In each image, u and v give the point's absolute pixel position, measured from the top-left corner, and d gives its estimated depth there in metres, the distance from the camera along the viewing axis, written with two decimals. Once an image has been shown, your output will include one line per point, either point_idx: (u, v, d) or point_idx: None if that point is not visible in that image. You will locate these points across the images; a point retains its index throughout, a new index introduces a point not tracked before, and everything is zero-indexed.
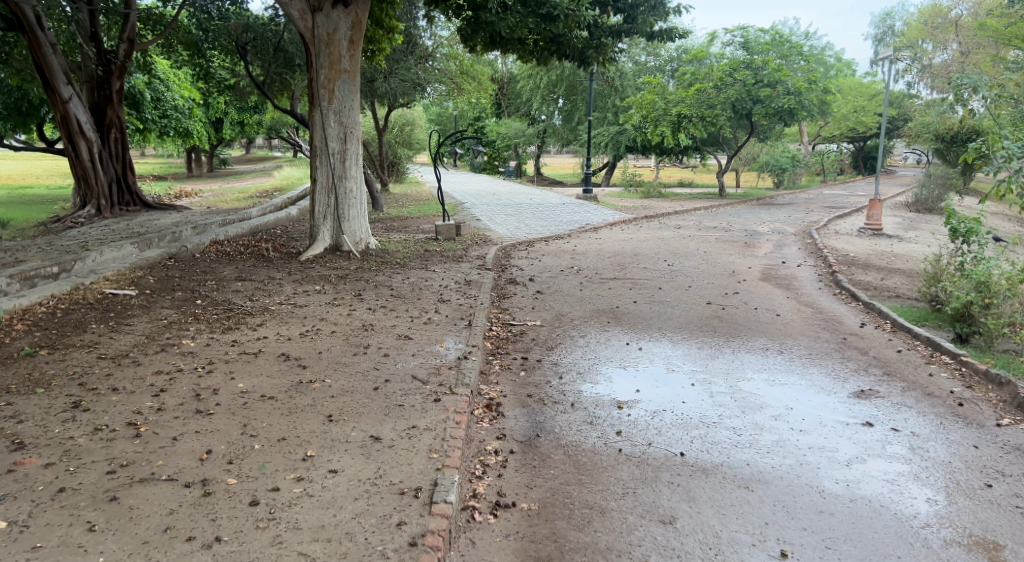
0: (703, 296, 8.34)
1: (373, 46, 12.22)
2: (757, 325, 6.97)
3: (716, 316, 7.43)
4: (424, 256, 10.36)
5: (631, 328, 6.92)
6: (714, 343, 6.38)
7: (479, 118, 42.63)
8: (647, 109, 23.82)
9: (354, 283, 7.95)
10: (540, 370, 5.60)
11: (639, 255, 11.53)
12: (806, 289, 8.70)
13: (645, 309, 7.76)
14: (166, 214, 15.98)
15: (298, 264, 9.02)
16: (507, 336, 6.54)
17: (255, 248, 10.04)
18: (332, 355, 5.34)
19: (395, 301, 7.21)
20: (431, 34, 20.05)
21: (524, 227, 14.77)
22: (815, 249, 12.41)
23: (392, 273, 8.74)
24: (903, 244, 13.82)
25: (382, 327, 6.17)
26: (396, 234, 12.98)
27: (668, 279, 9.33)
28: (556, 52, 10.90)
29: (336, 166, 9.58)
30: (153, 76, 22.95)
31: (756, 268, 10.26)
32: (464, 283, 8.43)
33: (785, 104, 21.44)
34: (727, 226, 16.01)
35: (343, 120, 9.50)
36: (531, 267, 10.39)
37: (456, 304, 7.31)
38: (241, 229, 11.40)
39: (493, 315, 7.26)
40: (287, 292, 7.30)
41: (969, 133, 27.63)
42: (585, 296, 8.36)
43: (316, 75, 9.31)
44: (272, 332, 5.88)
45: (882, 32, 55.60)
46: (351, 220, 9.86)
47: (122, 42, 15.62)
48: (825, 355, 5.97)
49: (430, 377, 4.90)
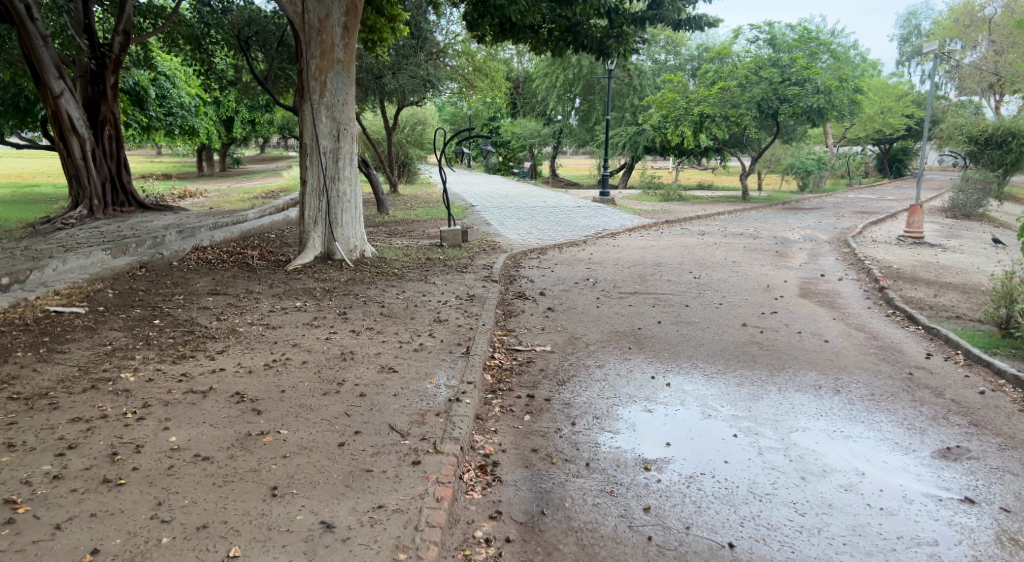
0: (738, 316, 7.34)
1: (375, 36, 11.30)
2: (803, 355, 5.98)
3: (755, 342, 6.44)
4: (425, 265, 9.44)
5: (656, 357, 5.96)
6: (756, 379, 5.38)
7: (494, 118, 41.73)
8: (668, 109, 22.85)
9: (341, 298, 7.05)
10: (549, 414, 4.65)
11: (662, 265, 10.55)
12: (853, 308, 7.69)
13: (670, 331, 6.78)
14: (161, 215, 15.17)
15: (283, 274, 8.13)
16: (510, 366, 5.60)
17: (241, 255, 9.17)
18: (298, 394, 4.43)
19: (386, 321, 6.29)
20: (444, 30, 19.15)
21: (537, 232, 13.83)
22: (854, 259, 11.39)
23: (388, 286, 7.86)
24: (948, 255, 12.73)
25: (364, 356, 5.26)
26: (399, 239, 12.08)
27: (696, 295, 8.35)
28: (572, 44, 10.02)
29: (328, 165, 8.69)
30: (159, 73, 22.16)
31: (792, 282, 9.26)
32: (466, 299, 7.51)
33: (815, 103, 20.29)
34: (754, 232, 14.97)
35: (336, 116, 8.62)
36: (543, 278, 9.46)
37: (454, 325, 6.37)
38: (231, 234, 10.56)
39: (496, 338, 6.32)
40: (263, 310, 6.41)
41: (1005, 135, 26.40)
42: (603, 315, 7.39)
43: (307, 66, 8.44)
44: (232, 361, 4.98)
45: (908, 31, 53.97)
46: (344, 227, 8.95)
47: (116, 35, 14.83)
48: (891, 395, 4.97)
49: (411, 427, 3.97)
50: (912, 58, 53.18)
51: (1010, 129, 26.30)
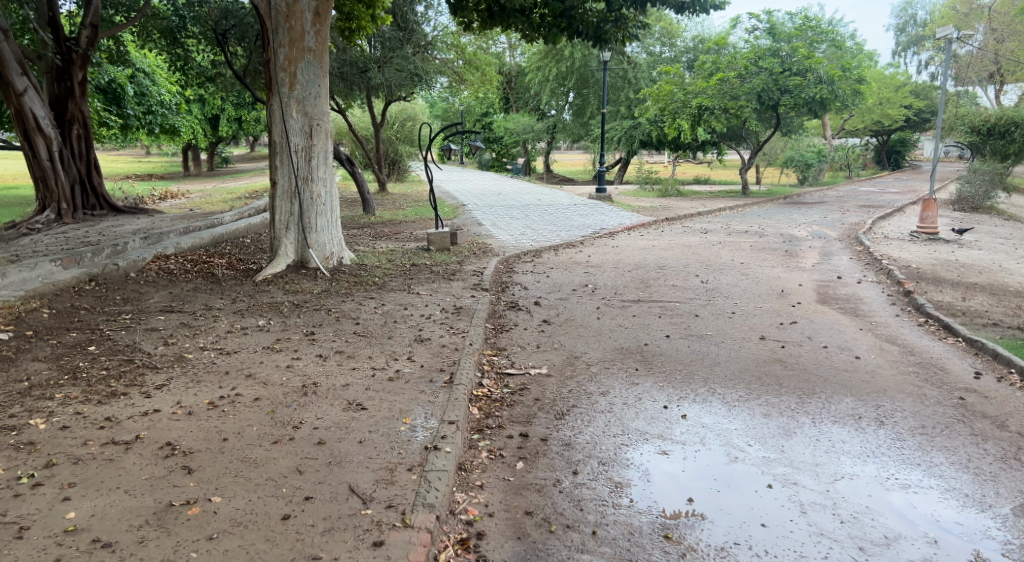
0: (754, 328, 6.60)
1: (353, 24, 10.54)
2: (835, 377, 5.24)
3: (778, 359, 5.70)
4: (409, 272, 8.69)
5: (667, 381, 5.21)
6: (785, 409, 4.65)
7: (486, 114, 40.95)
8: (665, 101, 22.14)
9: (310, 314, 6.27)
10: (546, 459, 3.91)
11: (665, 267, 9.81)
12: (880, 317, 6.94)
13: (681, 348, 6.05)
14: (135, 219, 14.32)
15: (251, 286, 7.38)
16: (501, 396, 4.86)
17: (207, 265, 8.38)
18: (244, 442, 3.68)
19: (359, 343, 5.53)
20: (432, 21, 18.32)
21: (531, 232, 13.08)
22: (870, 258, 10.69)
23: (366, 298, 7.10)
24: (966, 251, 12.01)
25: (330, 390, 4.49)
26: (383, 243, 11.31)
27: (705, 303, 7.63)
28: (566, 30, 9.27)
29: (300, 165, 7.93)
30: (137, 69, 21.17)
31: (808, 286, 8.53)
32: (452, 312, 6.76)
33: (817, 93, 19.52)
34: (760, 229, 14.26)
35: (308, 111, 7.86)
36: (538, 285, 8.72)
37: (437, 345, 5.62)
38: (201, 240, 9.77)
39: (485, 360, 5.58)
40: (220, 332, 5.64)
41: (1008, 125, 25.86)
42: (605, 329, 6.65)
43: (274, 55, 7.68)
44: (170, 399, 4.21)
45: (904, 21, 53.10)
46: (320, 232, 8.17)
47: (83, 28, 13.90)
48: (946, 428, 4.23)
49: (376, 490, 3.24)
50: (909, 47, 52.40)
51: (1014, 118, 25.74)
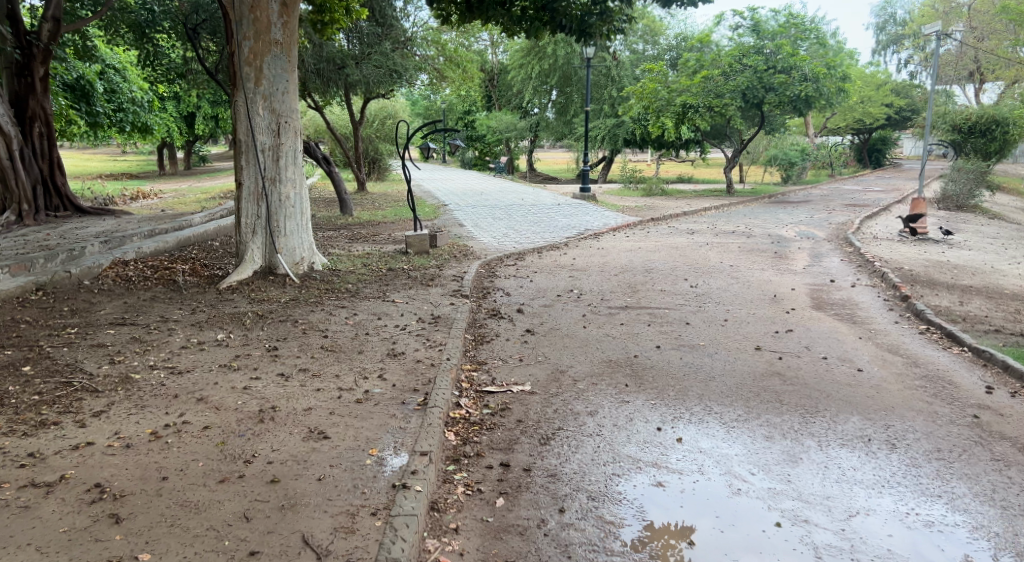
0: (748, 337, 6.26)
1: (325, 17, 10.06)
2: (839, 392, 4.89)
3: (776, 373, 5.34)
4: (385, 277, 8.24)
5: (660, 399, 4.84)
6: (788, 430, 4.28)
7: (469, 112, 40.50)
8: (649, 99, 21.82)
9: (275, 327, 5.81)
10: (529, 494, 3.52)
11: (652, 271, 9.46)
12: (879, 324, 6.62)
13: (672, 360, 5.69)
14: (100, 221, 13.71)
15: (214, 295, 6.90)
16: (480, 418, 4.45)
17: (168, 270, 7.87)
18: (184, 482, 3.24)
19: (326, 359, 5.09)
20: (412, 17, 17.84)
21: (513, 234, 12.69)
22: (861, 259, 10.43)
23: (338, 307, 6.66)
24: (957, 252, 11.78)
25: (289, 415, 4.06)
26: (359, 246, 10.86)
27: (696, 309, 7.29)
28: (548, 24, 8.89)
29: (266, 165, 7.46)
30: (107, 66, 20.54)
31: (801, 290, 8.22)
32: (429, 322, 6.34)
33: (802, 91, 19.31)
34: (747, 229, 13.99)
35: (275, 107, 7.39)
36: (521, 290, 8.33)
37: (411, 360, 5.19)
38: (165, 244, 9.24)
39: (464, 376, 5.17)
40: (174, 348, 5.16)
41: (989, 123, 26.14)
42: (592, 339, 6.27)
43: (239, 48, 7.21)
44: (107, 428, 3.75)
45: (884, 20, 53.18)
46: (289, 236, 7.69)
47: (45, 21, 13.30)
48: (964, 452, 3.90)
49: (334, 543, 2.85)
50: (888, 45, 52.68)
51: (995, 117, 26.12)
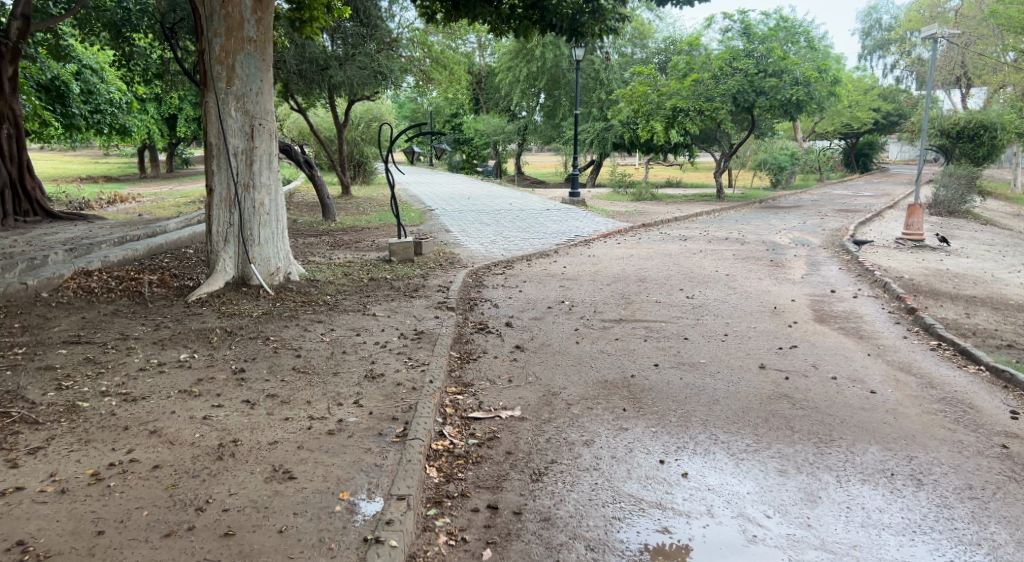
0: (751, 354, 5.90)
1: (304, 15, 9.65)
2: (854, 417, 4.53)
3: (784, 395, 4.97)
4: (365, 288, 7.82)
5: (661, 426, 4.45)
6: (803, 463, 3.91)
7: (456, 115, 40.17)
8: (638, 102, 21.47)
9: (245, 345, 5.38)
10: (519, 546, 3.12)
11: (646, 280, 9.10)
12: (887, 339, 6.29)
13: (672, 380, 5.31)
14: (70, 226, 13.19)
15: (182, 309, 6.45)
16: (465, 450, 4.04)
17: (135, 281, 7.40)
18: (123, 537, 2.83)
19: (298, 382, 4.66)
20: (397, 18, 17.39)
21: (501, 240, 12.29)
22: (860, 268, 10.14)
23: (313, 322, 6.23)
24: (955, 259, 11.53)
25: (251, 451, 3.64)
26: (340, 253, 10.43)
27: (693, 323, 6.93)
28: (538, 22, 8.52)
29: (239, 170, 7.03)
30: (83, 66, 19.96)
31: (801, 301, 7.89)
32: (412, 338, 5.93)
33: (793, 95, 19.07)
34: (740, 236, 13.68)
35: (248, 109, 6.97)
36: (509, 301, 7.95)
37: (391, 383, 4.78)
38: (134, 251, 8.76)
39: (448, 401, 4.76)
40: (129, 370, 4.71)
41: (977, 128, 26.24)
42: (585, 356, 5.89)
43: (209, 45, 6.78)
44: (42, 470, 3.31)
45: (870, 26, 53.31)
46: (263, 244, 7.24)
47: (13, 19, 12.44)
48: (998, 491, 3.54)
49: None
50: (874, 50, 52.91)
51: (983, 122, 26.16)
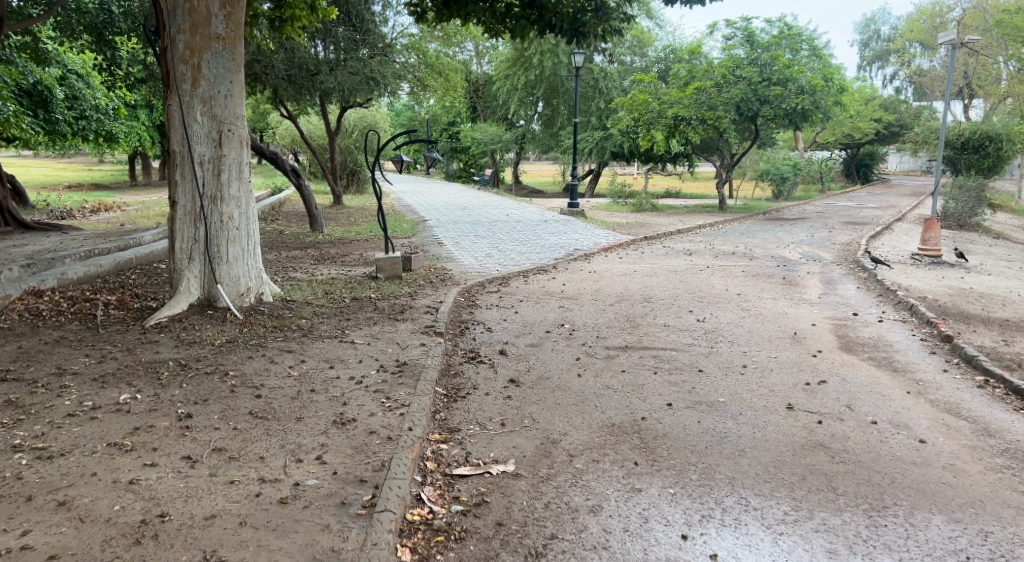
0: (776, 392, 5.21)
1: (286, 13, 9.09)
2: (907, 476, 3.84)
3: (819, 444, 4.29)
4: (345, 310, 7.12)
5: (680, 486, 3.76)
6: (854, 540, 3.24)
7: (453, 124, 39.59)
8: (639, 111, 20.82)
9: (200, 382, 4.69)
10: None
11: (652, 300, 8.43)
12: (925, 374, 5.61)
13: (689, 424, 4.61)
14: (41, 237, 12.45)
15: (137, 336, 5.76)
16: (446, 525, 3.35)
17: (90, 302, 6.70)
18: None
19: (253, 431, 3.97)
20: (391, 22, 16.79)
21: (496, 254, 11.63)
22: (880, 287, 9.48)
23: (282, 351, 5.54)
24: (976, 277, 10.87)
25: (181, 530, 2.97)
26: (324, 269, 9.74)
27: (708, 352, 6.25)
28: (536, 22, 7.87)
29: (205, 180, 6.36)
30: (68, 70, 19.26)
31: (823, 326, 7.23)
32: (392, 371, 5.23)
33: (798, 104, 18.48)
34: (747, 250, 13.02)
35: (216, 113, 6.31)
36: (503, 324, 7.26)
37: (362, 431, 4.10)
38: (97, 266, 8.03)
39: (428, 453, 4.07)
40: (55, 415, 4.01)
41: (982, 139, 25.67)
42: (588, 392, 5.20)
43: (173, 43, 6.13)
44: None
45: (868, 37, 53.04)
46: (232, 262, 6.55)
47: None
48: None
49: None
50: (873, 61, 52.64)
51: (988, 133, 25.63)
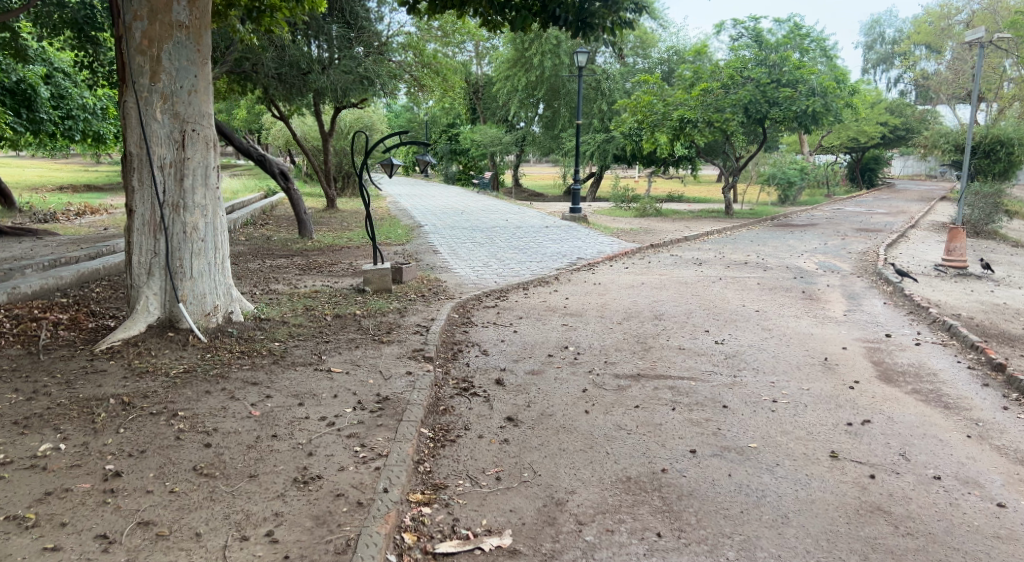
0: (816, 435, 4.50)
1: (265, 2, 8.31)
2: (993, 557, 3.18)
3: (877, 507, 3.58)
4: (323, 331, 6.38)
5: None
6: None
7: (451, 126, 38.88)
8: (643, 112, 19.91)
9: (141, 426, 3.98)
10: None
11: (663, 318, 7.71)
12: (983, 412, 4.91)
13: (716, 480, 3.88)
14: (13, 244, 11.73)
15: (82, 364, 5.04)
16: None
17: (38, 321, 5.98)
18: None
19: (192, 496, 3.25)
20: (385, 19, 16.04)
21: (495, 264, 10.90)
22: (908, 302, 8.78)
23: (246, 384, 4.82)
24: (1006, 291, 10.18)
25: None
26: (308, 281, 9.00)
27: (731, 383, 5.52)
28: (539, 14, 7.15)
29: (166, 187, 5.65)
30: (54, 68, 18.51)
31: (856, 349, 6.51)
32: (369, 409, 4.50)
33: (809, 106, 17.71)
34: (760, 260, 12.32)
35: (178, 111, 5.61)
36: (500, 346, 6.54)
37: (328, 492, 3.38)
38: (56, 279, 7.31)
39: (408, 522, 3.35)
40: None
41: (994, 143, 24.95)
42: (597, 435, 4.48)
43: (128, 31, 5.43)
44: None
45: (872, 39, 52.46)
46: (196, 278, 5.82)
47: None
48: None
49: None
50: (877, 64, 51.95)
51: (1000, 137, 24.94)
